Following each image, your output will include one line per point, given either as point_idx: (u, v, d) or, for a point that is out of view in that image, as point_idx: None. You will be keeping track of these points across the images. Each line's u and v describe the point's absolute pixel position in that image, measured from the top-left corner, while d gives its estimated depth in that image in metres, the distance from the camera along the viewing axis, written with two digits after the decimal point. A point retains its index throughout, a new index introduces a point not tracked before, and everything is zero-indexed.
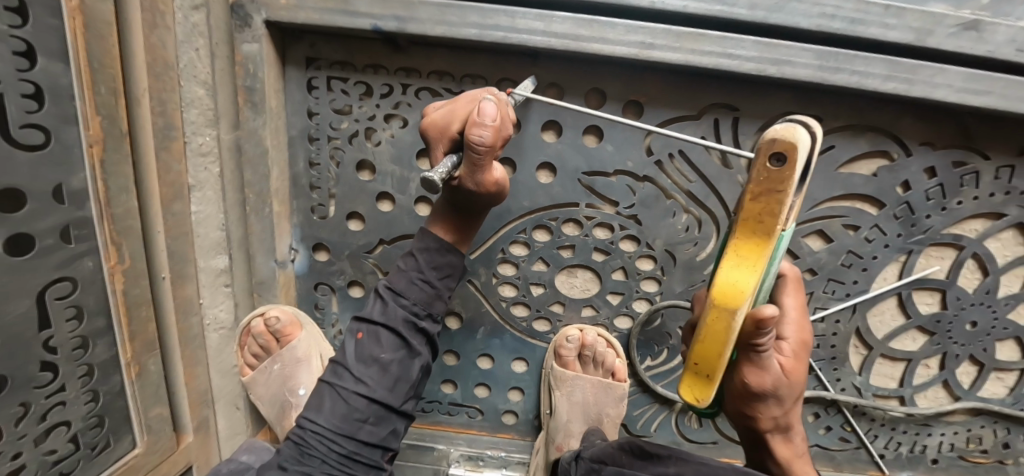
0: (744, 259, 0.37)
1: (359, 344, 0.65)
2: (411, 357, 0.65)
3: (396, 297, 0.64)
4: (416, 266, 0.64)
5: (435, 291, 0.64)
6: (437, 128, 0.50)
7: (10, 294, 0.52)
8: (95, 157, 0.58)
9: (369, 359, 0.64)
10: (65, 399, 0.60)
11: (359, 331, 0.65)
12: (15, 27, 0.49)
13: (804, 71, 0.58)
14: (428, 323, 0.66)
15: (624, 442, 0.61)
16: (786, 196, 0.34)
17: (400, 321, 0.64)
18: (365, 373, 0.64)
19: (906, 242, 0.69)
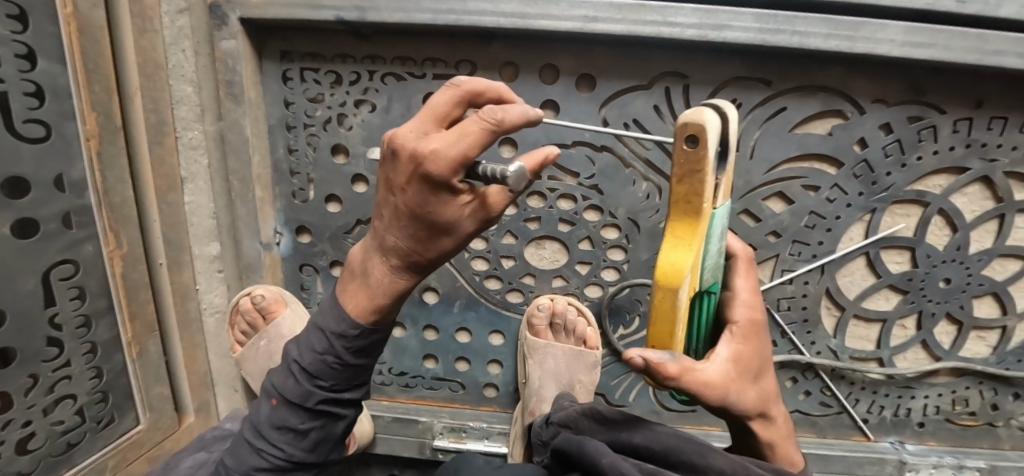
0: (679, 245, 0.37)
1: (272, 410, 0.53)
2: (333, 421, 0.53)
3: (308, 373, 0.50)
4: (330, 345, 0.48)
5: (353, 365, 0.49)
6: (456, 149, 0.32)
7: (18, 273, 0.58)
8: (93, 150, 0.64)
9: (285, 428, 0.52)
10: (71, 374, 0.66)
11: (274, 397, 0.53)
12: (17, 32, 0.55)
13: (745, 34, 0.60)
14: (353, 393, 0.53)
15: (587, 408, 0.60)
16: (705, 176, 0.35)
17: (317, 399, 0.51)
18: (280, 440, 0.52)
19: (868, 200, 0.70)
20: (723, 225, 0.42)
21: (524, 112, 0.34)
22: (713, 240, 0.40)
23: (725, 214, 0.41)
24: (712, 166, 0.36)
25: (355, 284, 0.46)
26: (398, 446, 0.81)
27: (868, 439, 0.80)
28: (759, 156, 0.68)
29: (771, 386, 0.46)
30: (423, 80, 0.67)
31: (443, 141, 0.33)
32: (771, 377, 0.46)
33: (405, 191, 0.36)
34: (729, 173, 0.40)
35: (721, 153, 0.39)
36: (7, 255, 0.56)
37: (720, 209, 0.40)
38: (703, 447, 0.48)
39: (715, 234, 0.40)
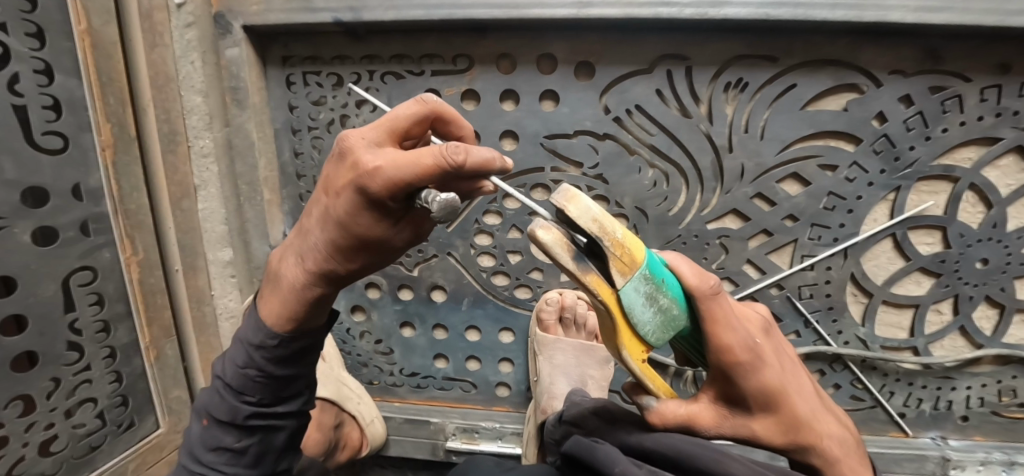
0: (606, 331, 0.36)
1: (205, 429, 0.46)
2: (275, 432, 0.46)
3: (233, 391, 0.44)
4: (248, 357, 0.43)
5: (276, 377, 0.44)
6: (397, 169, 0.32)
7: (39, 278, 0.60)
8: (108, 158, 0.66)
9: (220, 447, 0.45)
10: (91, 378, 0.67)
11: (206, 416, 0.46)
12: (35, 49, 0.58)
13: (746, 10, 0.58)
14: (288, 404, 0.46)
15: (598, 406, 0.58)
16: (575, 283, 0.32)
17: (244, 416, 0.45)
18: (217, 462, 0.45)
19: (891, 178, 0.66)
20: (649, 294, 0.34)
21: (487, 157, 0.32)
22: (637, 319, 0.34)
23: (638, 286, 0.33)
24: (581, 268, 0.32)
25: (270, 290, 0.42)
26: (411, 447, 0.80)
27: (906, 435, 0.75)
28: (769, 136, 0.65)
29: (802, 402, 0.39)
30: (421, 77, 0.67)
31: (390, 163, 0.32)
32: (799, 401, 0.38)
33: (338, 196, 0.35)
34: (615, 250, 0.32)
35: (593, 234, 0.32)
36: (27, 260, 0.59)
37: (627, 289, 0.33)
38: (717, 452, 0.42)
39: (637, 311, 0.34)
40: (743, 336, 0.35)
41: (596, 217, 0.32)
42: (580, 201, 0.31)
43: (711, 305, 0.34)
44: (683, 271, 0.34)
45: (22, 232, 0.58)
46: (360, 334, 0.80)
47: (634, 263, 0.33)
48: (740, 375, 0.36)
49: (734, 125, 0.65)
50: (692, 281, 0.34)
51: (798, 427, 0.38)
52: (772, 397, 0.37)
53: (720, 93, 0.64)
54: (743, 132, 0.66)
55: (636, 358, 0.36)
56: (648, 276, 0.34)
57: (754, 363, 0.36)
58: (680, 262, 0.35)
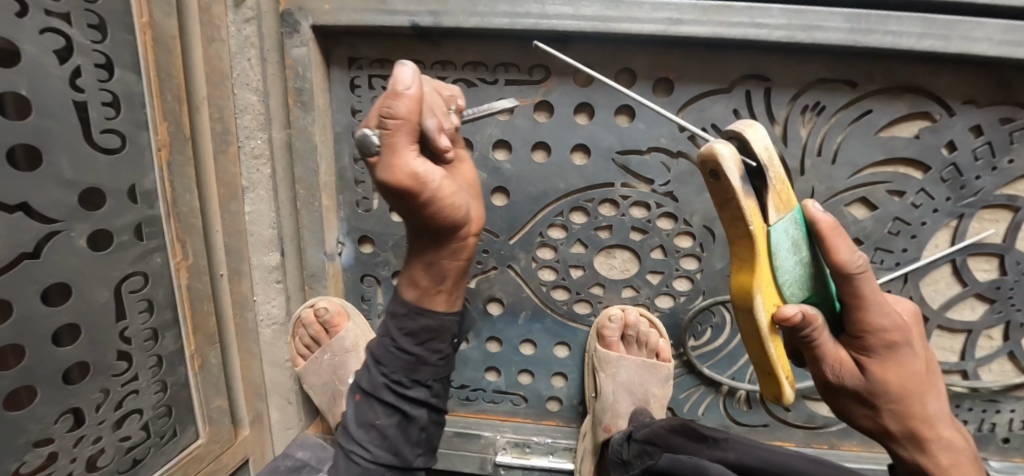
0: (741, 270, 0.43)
1: (357, 407, 0.59)
2: (407, 421, 0.58)
3: (376, 364, 0.57)
4: (389, 333, 0.56)
5: (411, 356, 0.55)
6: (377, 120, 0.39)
7: (93, 284, 0.57)
8: (163, 158, 0.63)
9: (367, 425, 0.58)
10: (139, 388, 0.64)
11: (358, 393, 0.60)
12: (97, 42, 0.54)
13: (835, 35, 0.58)
14: (416, 389, 0.57)
15: (676, 423, 0.60)
16: (736, 199, 0.39)
17: (383, 388, 0.57)
18: (371, 434, 0.58)
19: (956, 206, 0.67)
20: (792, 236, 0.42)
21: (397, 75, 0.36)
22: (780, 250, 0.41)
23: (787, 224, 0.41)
24: (746, 191, 0.39)
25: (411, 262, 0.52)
26: (459, 461, 0.78)
27: None
28: (842, 160, 0.66)
29: (924, 387, 0.46)
30: (495, 86, 0.66)
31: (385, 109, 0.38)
32: (916, 373, 0.45)
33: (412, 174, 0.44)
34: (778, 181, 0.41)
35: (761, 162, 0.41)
36: (81, 266, 0.56)
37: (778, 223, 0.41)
38: None
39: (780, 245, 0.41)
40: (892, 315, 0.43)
41: (767, 150, 0.41)
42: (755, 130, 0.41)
43: (871, 281, 0.42)
44: (838, 236, 0.41)
45: (78, 236, 0.55)
46: None
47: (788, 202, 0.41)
48: (880, 345, 0.44)
49: (808, 148, 0.65)
50: (850, 256, 0.41)
51: (916, 409, 0.45)
52: (903, 374, 0.45)
53: (797, 115, 0.64)
54: (816, 155, 0.66)
55: (764, 292, 0.42)
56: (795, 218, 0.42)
57: (896, 340, 0.43)
58: (838, 229, 0.41)
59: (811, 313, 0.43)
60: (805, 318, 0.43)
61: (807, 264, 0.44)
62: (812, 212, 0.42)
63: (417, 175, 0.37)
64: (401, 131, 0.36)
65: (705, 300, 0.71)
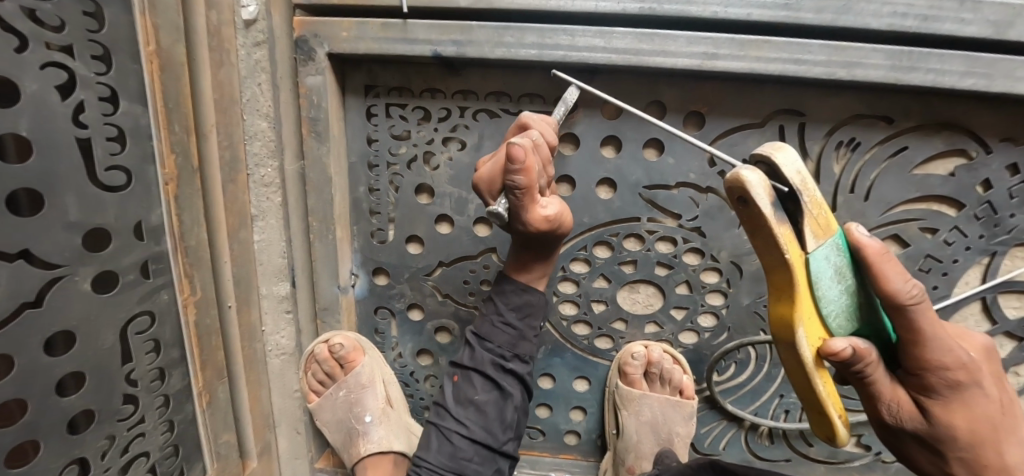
0: (780, 302, 0.42)
1: (455, 386, 0.66)
2: (504, 398, 0.65)
3: (481, 341, 0.65)
4: (497, 310, 0.64)
5: (517, 331, 0.64)
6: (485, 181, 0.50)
7: (98, 328, 0.54)
8: (171, 193, 0.60)
9: (466, 401, 0.65)
10: (145, 430, 0.61)
11: (456, 372, 0.67)
12: (101, 74, 0.50)
13: (875, 72, 0.56)
14: (516, 364, 0.65)
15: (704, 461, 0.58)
16: (768, 228, 0.38)
17: (488, 363, 0.65)
18: (470, 411, 0.65)
19: (989, 243, 0.65)
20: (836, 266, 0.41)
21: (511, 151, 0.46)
22: (823, 281, 0.40)
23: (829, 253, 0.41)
24: (777, 218, 0.39)
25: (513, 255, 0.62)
26: None
27: None
28: (875, 197, 0.63)
29: (995, 430, 0.44)
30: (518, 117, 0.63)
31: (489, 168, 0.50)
32: (983, 414, 0.43)
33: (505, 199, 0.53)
34: (813, 208, 0.40)
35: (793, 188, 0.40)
36: (86, 310, 0.52)
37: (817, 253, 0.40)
38: None
39: (822, 275, 0.40)
40: (956, 355, 0.42)
41: (799, 174, 0.40)
42: (784, 155, 0.40)
43: (930, 317, 0.40)
44: (889, 265, 0.40)
45: (83, 280, 0.52)
46: (424, 377, 0.75)
47: (828, 230, 0.41)
48: (941, 384, 0.43)
49: (840, 185, 0.63)
50: (903, 287, 0.40)
51: (987, 453, 0.43)
52: (968, 416, 0.43)
53: (831, 151, 0.62)
54: (849, 192, 0.64)
55: (807, 323, 0.41)
56: (836, 246, 0.41)
57: (959, 379, 0.42)
58: (889, 257, 0.40)
59: (860, 347, 0.41)
60: (856, 351, 0.42)
61: (851, 290, 0.43)
62: (856, 238, 0.40)
63: (548, 218, 0.51)
64: (528, 195, 0.47)
65: (729, 343, 0.69)
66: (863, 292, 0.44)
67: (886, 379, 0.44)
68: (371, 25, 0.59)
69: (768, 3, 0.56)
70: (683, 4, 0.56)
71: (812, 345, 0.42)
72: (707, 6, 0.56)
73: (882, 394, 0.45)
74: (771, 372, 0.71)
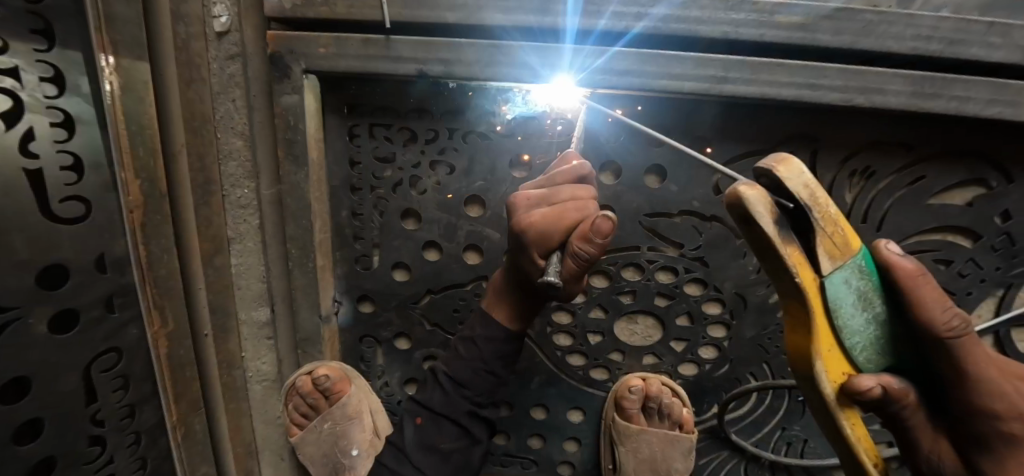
0: (795, 330, 0.37)
1: (419, 430, 0.60)
2: (472, 445, 0.60)
3: (456, 387, 0.58)
4: (480, 356, 0.57)
5: (499, 379, 0.58)
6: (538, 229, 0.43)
7: (58, 371, 0.50)
8: (135, 224, 0.55)
9: (432, 448, 0.59)
10: (115, 471, 0.58)
11: (420, 415, 0.60)
12: (52, 97, 0.45)
13: (896, 99, 0.53)
14: (489, 410, 0.61)
15: None
16: (775, 253, 0.32)
17: (462, 412, 0.58)
18: (427, 459, 0.59)
19: (1004, 275, 0.61)
20: (860, 293, 0.35)
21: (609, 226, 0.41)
22: (843, 309, 0.35)
23: (851, 278, 0.34)
24: (786, 240, 0.32)
25: (500, 299, 0.56)
26: None
27: None
28: (889, 228, 0.60)
29: None
30: (512, 140, 0.59)
31: (545, 217, 0.43)
32: None
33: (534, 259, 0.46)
34: (826, 226, 0.33)
35: (802, 204, 0.33)
36: (43, 354, 0.48)
37: (836, 277, 0.34)
38: None
39: (844, 303, 0.35)
40: (1011, 399, 0.35)
41: (812, 187, 0.33)
42: (794, 166, 0.33)
43: (977, 354, 0.35)
44: (923, 289, 0.34)
45: (37, 322, 0.47)
46: None
47: (849, 252, 0.34)
48: (989, 433, 0.36)
49: (852, 214, 0.60)
50: (941, 317, 0.34)
51: None
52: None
53: (844, 179, 0.58)
54: (861, 221, 0.60)
55: (826, 355, 0.36)
56: (864, 270, 0.35)
57: (1011, 428, 0.35)
58: (925, 277, 0.35)
59: (889, 382, 0.36)
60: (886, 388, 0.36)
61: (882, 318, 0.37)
62: (888, 258, 0.35)
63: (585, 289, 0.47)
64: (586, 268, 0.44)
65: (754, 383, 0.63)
66: (899, 321, 0.37)
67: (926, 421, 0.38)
68: (351, 42, 0.55)
69: (782, 23, 0.52)
70: (691, 23, 0.52)
71: (833, 381, 0.36)
72: (718, 26, 0.52)
73: (919, 438, 0.39)
74: (773, 404, 0.68)
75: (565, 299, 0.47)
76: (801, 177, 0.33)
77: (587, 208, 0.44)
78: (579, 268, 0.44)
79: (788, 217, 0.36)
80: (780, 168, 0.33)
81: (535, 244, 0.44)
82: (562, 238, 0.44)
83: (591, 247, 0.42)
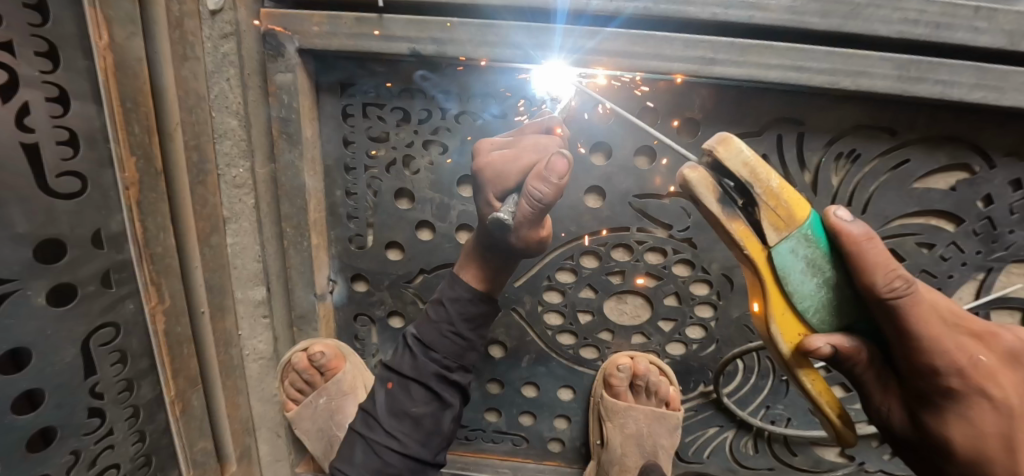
0: (752, 294, 0.39)
1: (389, 395, 0.58)
2: (443, 409, 0.58)
3: (425, 349, 0.57)
4: (447, 316, 0.57)
5: (467, 342, 0.58)
6: (492, 170, 0.43)
7: (58, 344, 0.51)
8: (132, 201, 0.56)
9: (402, 413, 0.57)
10: (114, 443, 0.59)
11: (391, 381, 0.59)
12: (47, 72, 0.45)
13: (882, 83, 0.54)
14: (459, 375, 0.59)
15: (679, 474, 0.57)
16: (719, 225, 0.35)
17: (430, 373, 0.57)
18: (397, 428, 0.57)
19: (985, 259, 0.62)
20: (808, 260, 0.36)
21: (563, 169, 0.38)
22: (792, 277, 0.36)
23: (797, 246, 0.35)
24: (729, 211, 0.35)
25: (471, 262, 0.55)
26: None
27: None
28: (873, 212, 0.61)
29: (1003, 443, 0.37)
30: (504, 121, 0.60)
31: (498, 158, 0.43)
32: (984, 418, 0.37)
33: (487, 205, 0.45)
34: (769, 200, 0.35)
35: (743, 180, 0.35)
36: (42, 326, 0.49)
37: (782, 247, 0.35)
38: None
39: (790, 269, 0.36)
40: (959, 360, 0.36)
41: (751, 161, 0.34)
42: (731, 144, 0.34)
43: (919, 310, 0.35)
44: (868, 253, 0.34)
45: (36, 294, 0.48)
46: None
47: (794, 222, 0.35)
48: (931, 390, 0.37)
49: (839, 197, 0.60)
50: (883, 280, 0.34)
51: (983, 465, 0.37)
52: (969, 430, 0.37)
53: (831, 162, 0.59)
54: (846, 205, 0.61)
55: (782, 321, 0.37)
56: (812, 238, 0.36)
57: (952, 386, 0.37)
58: (870, 241, 0.35)
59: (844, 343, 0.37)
60: (839, 349, 0.37)
61: (836, 283, 0.37)
62: (835, 222, 0.35)
63: (542, 240, 0.45)
64: (536, 213, 0.41)
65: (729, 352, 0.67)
66: (851, 284, 0.37)
67: (880, 377, 0.40)
68: (344, 20, 0.55)
69: (771, 5, 0.52)
70: (681, 4, 0.52)
71: (787, 341, 0.38)
72: (708, 8, 0.52)
73: (871, 395, 0.41)
74: (758, 383, 0.69)
75: (525, 246, 0.46)
76: (740, 156, 0.34)
77: (546, 152, 0.43)
78: (534, 212, 0.41)
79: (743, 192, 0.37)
80: (718, 144, 0.35)
81: (490, 183, 0.44)
82: (518, 181, 0.43)
83: (545, 186, 0.39)
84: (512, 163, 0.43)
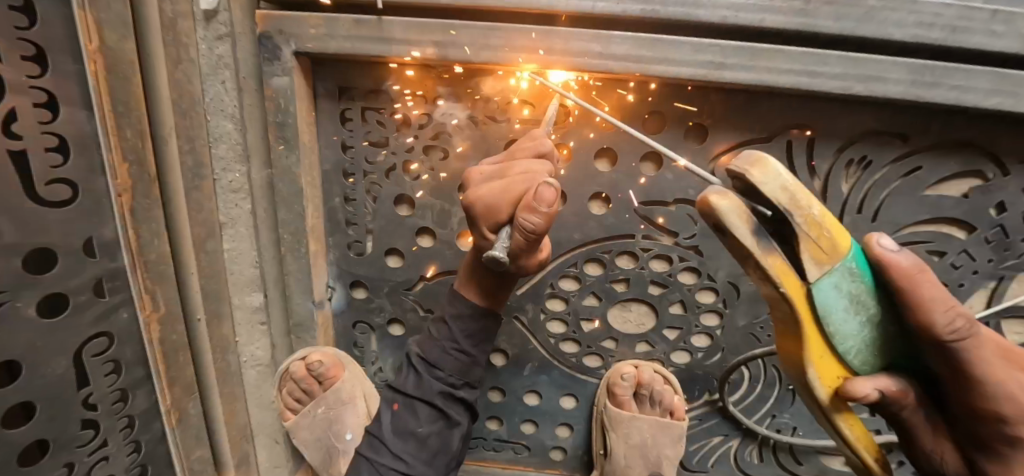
0: (785, 332, 0.36)
1: (394, 415, 0.58)
2: (449, 428, 0.58)
3: (429, 368, 0.57)
4: (450, 334, 0.56)
5: (471, 358, 0.57)
6: (482, 204, 0.42)
7: (49, 355, 0.49)
8: (124, 208, 0.54)
9: (407, 434, 0.57)
10: (108, 454, 0.57)
11: (396, 401, 0.58)
12: (34, 77, 0.44)
13: (896, 88, 0.52)
14: (466, 391, 0.58)
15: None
16: (755, 261, 0.32)
17: (435, 393, 0.56)
18: (403, 449, 0.57)
19: (997, 268, 0.61)
20: (852, 296, 0.34)
21: (551, 199, 0.38)
22: (835, 316, 0.34)
23: (840, 283, 0.33)
24: (764, 245, 0.31)
25: (471, 278, 0.54)
26: None
27: None
28: (883, 219, 0.60)
29: None
30: (506, 125, 0.59)
31: (487, 192, 0.42)
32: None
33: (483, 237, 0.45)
34: (808, 230, 0.32)
35: (781, 210, 0.31)
36: (33, 338, 0.47)
37: (823, 284, 0.33)
38: None
39: (834, 308, 0.34)
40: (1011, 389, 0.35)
41: (788, 189, 0.31)
42: (770, 170, 0.31)
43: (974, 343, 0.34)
44: (924, 290, 0.33)
45: (26, 305, 0.46)
46: None
47: (835, 255, 0.33)
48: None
49: (849, 205, 0.59)
50: (941, 317, 0.33)
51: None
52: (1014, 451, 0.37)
53: (842, 169, 0.58)
54: (856, 212, 0.60)
55: (820, 360, 0.36)
56: (856, 271, 0.34)
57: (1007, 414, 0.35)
58: (923, 274, 0.33)
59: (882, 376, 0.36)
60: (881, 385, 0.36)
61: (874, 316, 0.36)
62: (885, 257, 0.33)
63: (541, 260, 0.46)
64: (532, 241, 0.41)
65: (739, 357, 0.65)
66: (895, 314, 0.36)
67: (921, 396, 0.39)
68: (342, 22, 0.54)
69: (782, 8, 0.50)
70: (689, 6, 0.51)
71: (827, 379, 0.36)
72: (717, 10, 0.51)
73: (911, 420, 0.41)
74: (764, 392, 0.68)
75: (522, 269, 0.47)
76: (780, 184, 0.31)
77: (535, 178, 0.42)
78: (527, 241, 0.41)
79: (771, 219, 0.34)
80: (752, 172, 0.31)
81: (481, 218, 0.43)
82: (509, 213, 0.42)
83: (536, 216, 0.39)
84: (503, 196, 0.41)
